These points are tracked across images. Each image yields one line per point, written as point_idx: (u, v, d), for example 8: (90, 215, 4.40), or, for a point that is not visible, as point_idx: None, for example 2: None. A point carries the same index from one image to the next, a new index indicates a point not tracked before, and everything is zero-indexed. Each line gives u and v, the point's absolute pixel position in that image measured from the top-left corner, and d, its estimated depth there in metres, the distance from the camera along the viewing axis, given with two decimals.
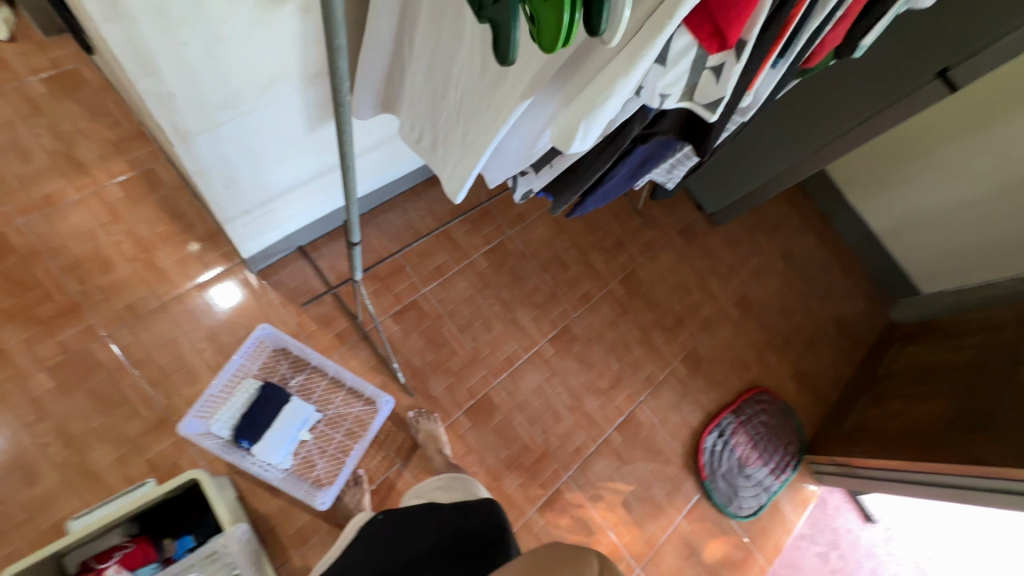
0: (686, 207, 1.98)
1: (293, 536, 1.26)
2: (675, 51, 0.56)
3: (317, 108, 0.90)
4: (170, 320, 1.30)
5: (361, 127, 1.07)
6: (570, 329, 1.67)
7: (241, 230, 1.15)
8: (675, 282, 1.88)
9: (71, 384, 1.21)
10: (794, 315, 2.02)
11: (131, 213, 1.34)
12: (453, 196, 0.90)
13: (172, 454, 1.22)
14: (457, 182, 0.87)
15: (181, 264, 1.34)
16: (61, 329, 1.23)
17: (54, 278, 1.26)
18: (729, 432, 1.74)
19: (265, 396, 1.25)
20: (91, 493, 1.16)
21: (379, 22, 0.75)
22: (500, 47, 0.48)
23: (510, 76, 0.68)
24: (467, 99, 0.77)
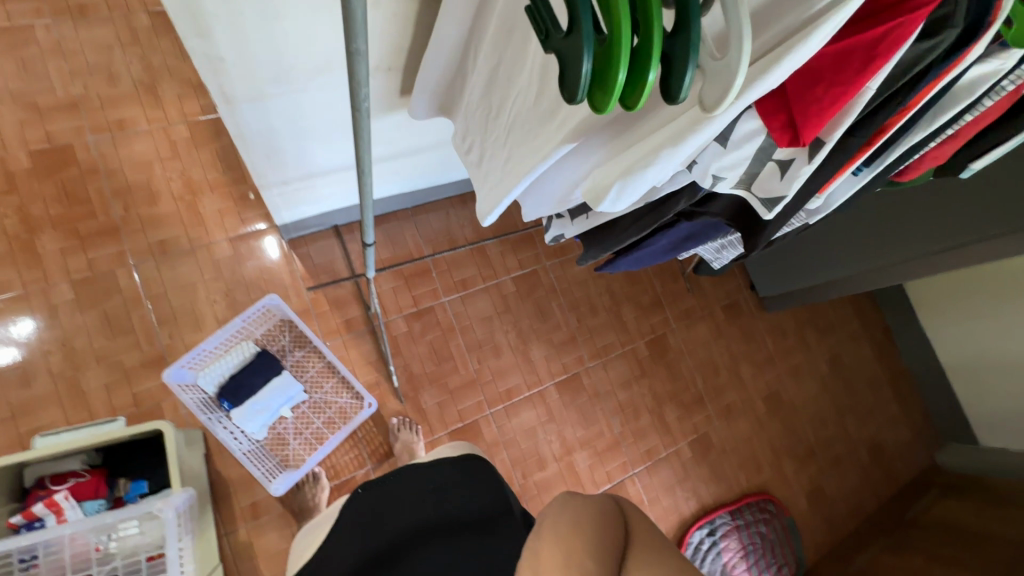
0: (737, 283, 1.86)
1: (246, 508, 1.24)
2: (739, 133, 0.54)
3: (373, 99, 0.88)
4: (195, 265, 1.33)
5: (414, 129, 1.05)
6: (580, 378, 1.59)
7: (278, 199, 1.15)
8: (704, 358, 1.76)
9: (88, 301, 1.25)
10: (826, 427, 1.85)
11: (190, 155, 1.38)
12: (482, 218, 0.86)
13: (158, 394, 1.24)
14: (492, 207, 0.83)
15: (221, 214, 1.37)
16: (94, 247, 1.28)
17: (102, 198, 1.31)
18: (721, 533, 1.60)
19: (257, 364, 1.26)
20: (74, 411, 1.18)
21: (442, 34, 0.70)
22: (567, 83, 0.44)
23: (559, 116, 0.64)
24: (516, 127, 0.72)
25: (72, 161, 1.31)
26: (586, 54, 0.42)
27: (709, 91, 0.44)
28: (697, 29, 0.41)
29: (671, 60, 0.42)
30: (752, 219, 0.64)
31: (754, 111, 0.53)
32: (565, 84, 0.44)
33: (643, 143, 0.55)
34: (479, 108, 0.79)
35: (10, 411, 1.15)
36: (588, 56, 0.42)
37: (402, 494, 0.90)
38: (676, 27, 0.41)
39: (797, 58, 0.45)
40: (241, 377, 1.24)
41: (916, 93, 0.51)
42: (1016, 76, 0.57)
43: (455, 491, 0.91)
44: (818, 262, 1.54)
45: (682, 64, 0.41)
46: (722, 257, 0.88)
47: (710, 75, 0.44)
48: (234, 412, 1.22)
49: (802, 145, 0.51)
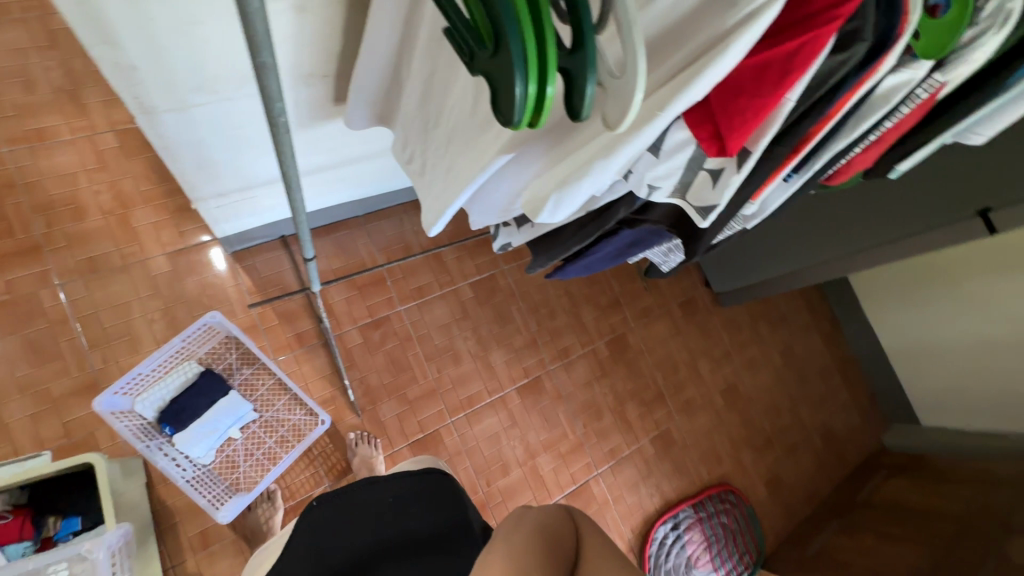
0: (692, 280, 1.90)
1: (194, 537, 1.18)
2: (670, 143, 0.54)
3: (308, 108, 0.84)
4: (128, 283, 1.25)
5: (357, 137, 1.02)
6: (542, 382, 1.59)
7: (216, 211, 1.10)
8: (663, 355, 1.79)
9: (8, 326, 1.15)
10: (781, 417, 1.91)
11: (120, 166, 1.30)
12: (428, 229, 0.84)
13: (91, 422, 1.16)
14: (438, 218, 0.80)
15: (156, 228, 1.29)
16: (13, 267, 1.18)
17: (21, 214, 1.21)
18: (684, 526, 1.63)
19: (201, 385, 1.20)
20: None
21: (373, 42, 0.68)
22: (499, 105, 0.44)
23: (494, 126, 0.62)
24: (454, 136, 0.70)
25: None
26: (519, 74, 0.40)
27: (612, 109, 0.44)
28: (593, 49, 0.40)
29: (573, 78, 0.42)
30: (690, 226, 0.65)
31: (683, 122, 0.53)
32: (501, 104, 0.44)
33: (578, 153, 0.55)
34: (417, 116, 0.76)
35: None
36: (520, 80, 0.40)
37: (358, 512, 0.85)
38: (574, 44, 0.40)
39: (717, 72, 0.45)
40: (183, 400, 1.18)
41: (836, 100, 0.52)
42: (929, 84, 0.59)
43: (412, 507, 0.86)
44: (766, 259, 1.59)
45: (584, 82, 0.41)
46: (671, 260, 0.88)
47: (611, 94, 0.44)
48: (176, 437, 1.16)
49: (730, 155, 0.51)
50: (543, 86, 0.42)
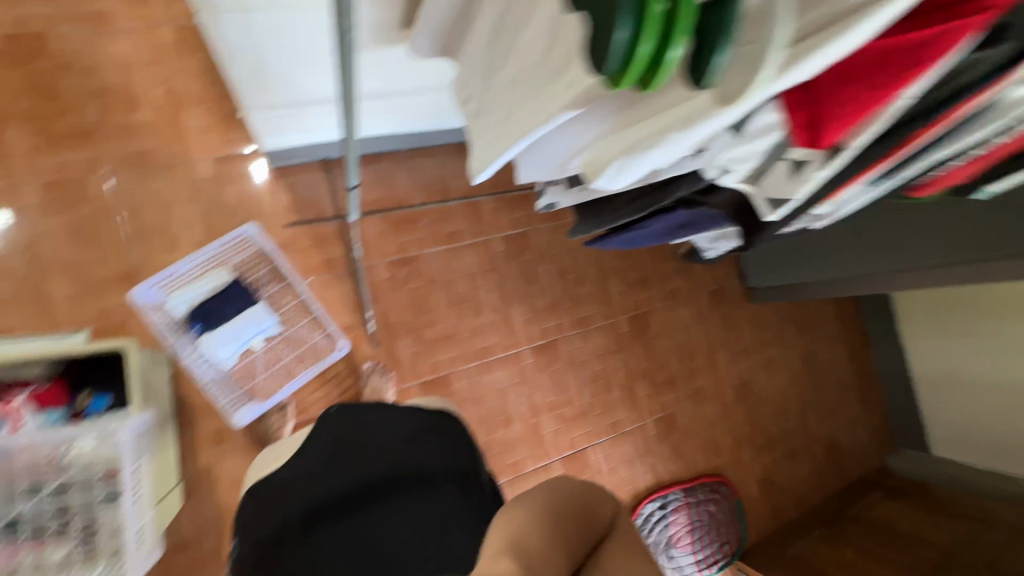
0: (726, 270, 1.85)
1: (209, 434, 1.24)
2: (755, 125, 0.50)
3: (370, 29, 0.81)
4: (172, 183, 1.26)
5: (416, 67, 0.98)
6: (558, 346, 1.59)
7: (264, 123, 1.09)
8: (682, 340, 1.77)
9: (56, 207, 1.19)
10: (788, 420, 1.90)
11: (174, 62, 1.28)
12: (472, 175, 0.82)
13: (125, 311, 1.20)
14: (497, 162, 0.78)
15: (203, 132, 1.29)
16: (65, 149, 1.21)
17: (76, 98, 1.22)
18: (671, 508, 1.66)
19: (230, 293, 1.25)
20: (36, 318, 1.15)
21: None
22: (597, 49, 0.41)
23: (564, 78, 0.59)
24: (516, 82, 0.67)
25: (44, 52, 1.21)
26: (632, 20, 0.38)
27: (733, 77, 0.43)
28: (732, 10, 0.39)
29: (699, 39, 0.41)
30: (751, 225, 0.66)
31: (775, 103, 0.49)
32: (598, 49, 0.40)
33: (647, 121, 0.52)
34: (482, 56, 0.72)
35: None
36: (625, 26, 0.38)
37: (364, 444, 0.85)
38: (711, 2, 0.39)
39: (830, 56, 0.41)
40: (212, 304, 1.23)
41: (954, 105, 0.48)
42: None
43: (422, 444, 0.87)
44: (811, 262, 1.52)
45: (713, 47, 0.40)
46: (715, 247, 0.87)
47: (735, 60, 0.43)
48: (202, 338, 1.21)
49: (819, 149, 0.49)
50: (668, 47, 0.39)
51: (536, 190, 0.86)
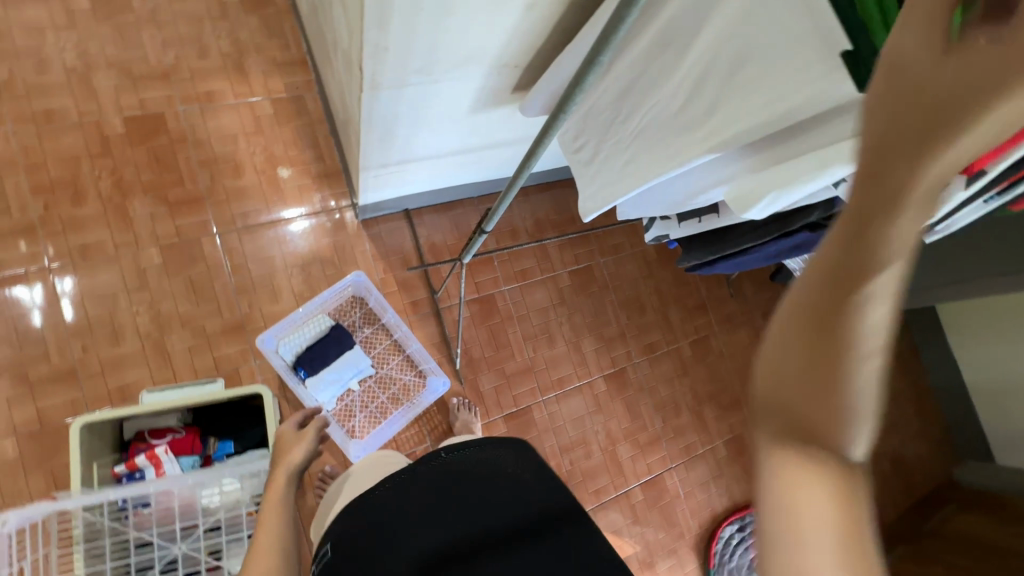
0: (777, 292, 1.92)
1: (313, 474, 1.29)
2: None
3: (488, 95, 0.93)
4: (272, 238, 1.37)
5: (517, 124, 1.09)
6: (627, 373, 1.65)
7: (370, 180, 1.21)
8: (742, 362, 1.82)
9: (174, 268, 1.29)
10: None
11: (273, 131, 1.41)
12: (585, 212, 0.94)
13: (236, 359, 1.28)
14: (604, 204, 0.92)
15: (300, 190, 1.41)
16: (182, 215, 1.32)
17: (189, 167, 1.34)
18: (750, 529, 1.66)
19: (331, 338, 1.32)
20: (159, 371, 1.24)
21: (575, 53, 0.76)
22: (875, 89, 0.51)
23: (707, 124, 0.68)
24: (640, 135, 0.78)
25: (162, 129, 1.34)
26: None
27: None
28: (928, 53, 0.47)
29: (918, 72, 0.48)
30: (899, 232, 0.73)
31: None
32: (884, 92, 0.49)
33: (799, 160, 0.61)
34: (593, 114, 0.85)
35: (100, 366, 1.21)
36: None
37: (422, 488, 0.71)
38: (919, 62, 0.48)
39: None
40: (317, 346, 1.30)
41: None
42: None
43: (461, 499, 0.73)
44: None
45: None
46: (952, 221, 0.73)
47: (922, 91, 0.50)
48: (309, 380, 1.28)
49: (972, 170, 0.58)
50: None
51: (643, 225, 0.98)
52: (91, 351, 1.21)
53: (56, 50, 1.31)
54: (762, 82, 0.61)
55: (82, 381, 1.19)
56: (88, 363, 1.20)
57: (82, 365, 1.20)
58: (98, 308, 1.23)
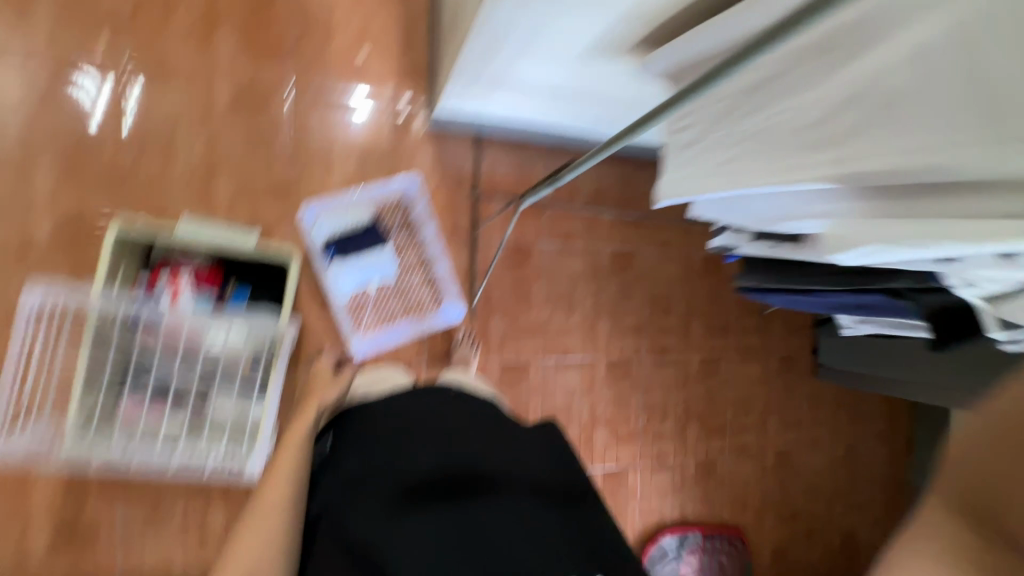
0: (802, 341, 1.88)
1: (310, 353, 1.32)
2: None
3: (606, 44, 0.88)
4: (340, 116, 1.34)
5: (620, 84, 1.04)
6: (629, 366, 1.64)
7: (457, 91, 1.16)
8: (742, 395, 1.80)
9: (240, 112, 1.28)
10: (816, 502, 1.92)
11: (374, 8, 1.35)
12: (660, 195, 0.90)
13: (272, 221, 1.29)
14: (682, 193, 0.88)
15: (381, 77, 1.36)
16: (262, 62, 1.29)
17: (282, 16, 1.30)
18: (687, 546, 1.70)
19: (369, 231, 1.34)
20: (197, 206, 1.25)
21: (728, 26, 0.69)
22: None
23: (829, 150, 0.64)
24: (754, 136, 0.74)
25: None
26: None
27: None
28: None
29: None
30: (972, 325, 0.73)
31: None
32: None
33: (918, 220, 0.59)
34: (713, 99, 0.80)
35: (146, 183, 1.22)
36: None
37: (432, 414, 0.74)
38: None
39: None
40: (353, 234, 1.33)
41: None
42: None
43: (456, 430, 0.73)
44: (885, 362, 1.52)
45: None
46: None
47: None
48: (334, 264, 1.31)
49: None
50: None
51: (712, 228, 0.95)
52: (140, 165, 1.22)
53: None
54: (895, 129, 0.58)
55: (125, 191, 1.21)
56: (135, 175, 1.22)
57: (130, 175, 1.21)
58: (158, 126, 1.23)
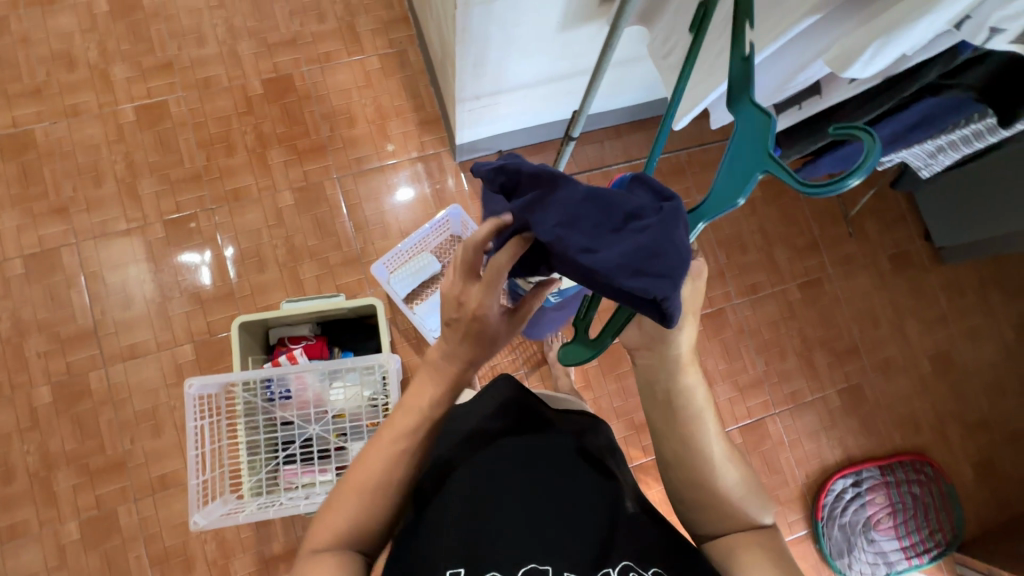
0: (910, 231, 1.68)
1: None
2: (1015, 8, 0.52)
3: (577, 6, 0.93)
4: (381, 182, 1.51)
5: (625, 38, 1.02)
6: (726, 315, 1.58)
7: (466, 114, 1.28)
8: (863, 307, 1.64)
9: (304, 207, 1.48)
10: (1004, 398, 1.65)
11: (381, 84, 1.55)
12: (673, 122, 0.90)
13: (355, 288, 1.45)
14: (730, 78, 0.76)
15: (405, 137, 1.53)
16: (309, 162, 1.50)
17: (314, 120, 1.51)
18: (867, 486, 1.54)
19: (598, 189, 0.54)
20: (295, 296, 1.43)
21: None
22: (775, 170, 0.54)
23: None
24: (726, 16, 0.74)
25: (292, 88, 1.52)
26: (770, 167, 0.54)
27: None
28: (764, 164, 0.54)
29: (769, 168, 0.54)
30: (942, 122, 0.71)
31: None
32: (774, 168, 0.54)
33: (888, 11, 0.57)
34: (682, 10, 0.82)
35: (250, 290, 1.42)
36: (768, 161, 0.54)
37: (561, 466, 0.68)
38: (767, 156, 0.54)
39: None
40: (557, 253, 0.55)
41: None
42: None
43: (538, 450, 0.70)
44: (991, 211, 1.32)
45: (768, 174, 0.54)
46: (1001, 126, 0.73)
47: None
48: (421, 307, 1.40)
49: None
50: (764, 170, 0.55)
51: None
52: (243, 278, 1.43)
53: (210, 26, 1.52)
54: None
55: (238, 302, 1.42)
56: (241, 286, 1.42)
57: (237, 289, 1.42)
58: (247, 242, 1.44)
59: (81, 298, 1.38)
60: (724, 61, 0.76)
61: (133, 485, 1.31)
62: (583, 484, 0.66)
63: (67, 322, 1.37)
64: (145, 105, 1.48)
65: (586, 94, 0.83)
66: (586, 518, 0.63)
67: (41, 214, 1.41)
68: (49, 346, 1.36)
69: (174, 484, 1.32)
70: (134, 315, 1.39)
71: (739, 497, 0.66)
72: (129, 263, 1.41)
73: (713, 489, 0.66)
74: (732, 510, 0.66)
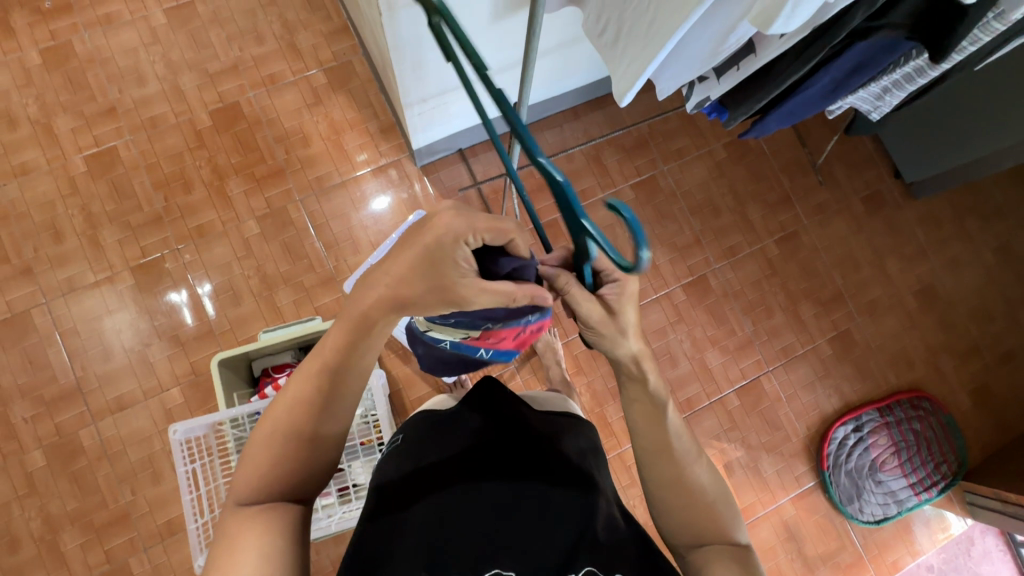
0: (880, 170, 1.68)
1: (414, 402, 1.41)
2: None
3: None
4: (346, 197, 1.50)
5: (560, 20, 1.01)
6: (708, 281, 1.58)
7: (416, 119, 1.26)
8: (842, 253, 1.64)
9: (271, 234, 1.46)
10: (992, 323, 1.66)
11: (331, 98, 1.52)
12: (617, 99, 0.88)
13: (334, 308, 1.44)
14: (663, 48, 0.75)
15: (362, 148, 1.51)
16: (270, 187, 1.48)
17: (268, 144, 1.49)
18: (868, 429, 1.55)
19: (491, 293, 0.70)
20: (275, 324, 1.42)
21: None
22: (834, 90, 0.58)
23: None
24: None
25: (241, 116, 1.50)
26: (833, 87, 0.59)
27: None
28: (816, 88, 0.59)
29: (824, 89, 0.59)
30: (884, 62, 0.70)
31: None
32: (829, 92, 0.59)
33: None
34: None
35: (229, 324, 1.41)
36: None
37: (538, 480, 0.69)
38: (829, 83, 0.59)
39: None
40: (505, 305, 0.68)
41: None
42: None
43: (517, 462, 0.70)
44: (954, 140, 1.32)
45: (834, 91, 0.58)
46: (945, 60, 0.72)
47: None
48: None
49: None
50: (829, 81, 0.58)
51: (683, 95, 0.88)
52: (220, 313, 1.42)
53: (148, 64, 1.49)
54: (669, 17, 0.71)
55: (219, 339, 1.40)
56: (220, 322, 1.41)
57: (215, 325, 1.41)
58: (219, 277, 1.43)
59: (60, 357, 1.37)
60: (655, 32, 0.74)
61: (140, 535, 1.31)
62: (557, 498, 0.67)
63: (50, 383, 1.36)
64: (95, 154, 1.45)
65: (523, 84, 0.82)
66: (557, 531, 0.65)
67: (6, 279, 1.39)
68: (35, 410, 1.34)
69: (182, 528, 1.32)
70: (116, 367, 1.37)
71: (717, 506, 0.69)
72: (103, 314, 1.40)
73: (695, 496, 0.69)
74: (707, 520, 0.68)
